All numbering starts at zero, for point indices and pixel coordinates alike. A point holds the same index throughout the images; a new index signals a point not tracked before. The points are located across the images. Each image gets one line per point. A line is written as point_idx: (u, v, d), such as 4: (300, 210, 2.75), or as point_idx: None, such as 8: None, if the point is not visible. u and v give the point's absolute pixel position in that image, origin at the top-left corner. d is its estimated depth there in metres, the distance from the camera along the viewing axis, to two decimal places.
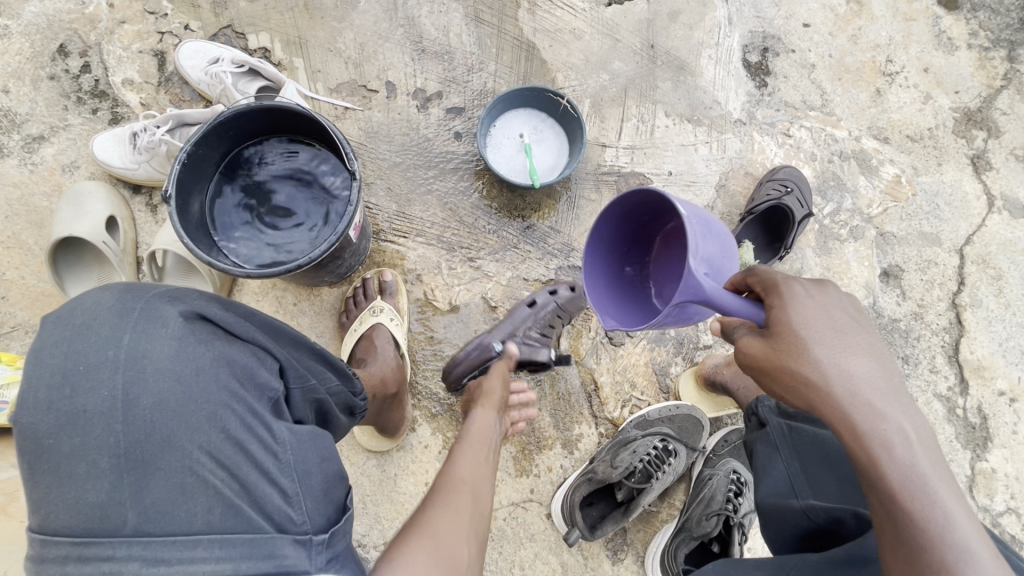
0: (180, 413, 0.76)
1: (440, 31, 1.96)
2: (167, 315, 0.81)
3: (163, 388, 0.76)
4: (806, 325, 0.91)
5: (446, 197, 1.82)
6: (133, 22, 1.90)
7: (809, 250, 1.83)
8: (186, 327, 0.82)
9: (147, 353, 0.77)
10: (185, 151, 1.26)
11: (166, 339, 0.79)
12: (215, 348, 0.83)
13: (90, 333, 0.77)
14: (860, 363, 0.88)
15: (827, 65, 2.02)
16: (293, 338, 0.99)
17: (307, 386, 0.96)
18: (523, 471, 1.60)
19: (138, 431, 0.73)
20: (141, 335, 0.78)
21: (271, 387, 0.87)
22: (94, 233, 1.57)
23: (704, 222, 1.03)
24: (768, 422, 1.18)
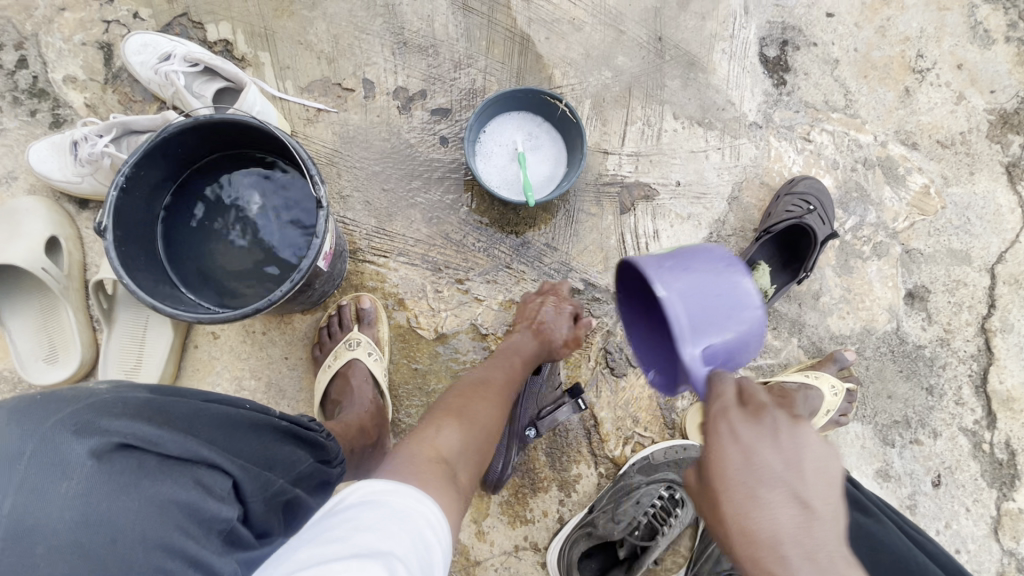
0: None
1: (423, 22, 1.75)
2: (74, 457, 0.66)
3: (66, 568, 0.63)
4: (734, 473, 0.76)
5: (432, 212, 1.64)
6: (74, 9, 1.68)
7: (828, 269, 1.68)
8: (98, 473, 0.66)
9: (42, 523, 0.63)
10: (123, 175, 1.07)
11: (67, 497, 0.64)
12: (139, 494, 0.68)
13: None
14: (785, 513, 0.73)
15: (851, 61, 1.83)
16: (252, 424, 0.88)
17: (267, 491, 0.84)
18: (516, 517, 1.48)
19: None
20: (32, 498, 0.63)
21: (220, 518, 0.75)
22: (32, 258, 1.39)
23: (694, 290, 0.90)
24: None
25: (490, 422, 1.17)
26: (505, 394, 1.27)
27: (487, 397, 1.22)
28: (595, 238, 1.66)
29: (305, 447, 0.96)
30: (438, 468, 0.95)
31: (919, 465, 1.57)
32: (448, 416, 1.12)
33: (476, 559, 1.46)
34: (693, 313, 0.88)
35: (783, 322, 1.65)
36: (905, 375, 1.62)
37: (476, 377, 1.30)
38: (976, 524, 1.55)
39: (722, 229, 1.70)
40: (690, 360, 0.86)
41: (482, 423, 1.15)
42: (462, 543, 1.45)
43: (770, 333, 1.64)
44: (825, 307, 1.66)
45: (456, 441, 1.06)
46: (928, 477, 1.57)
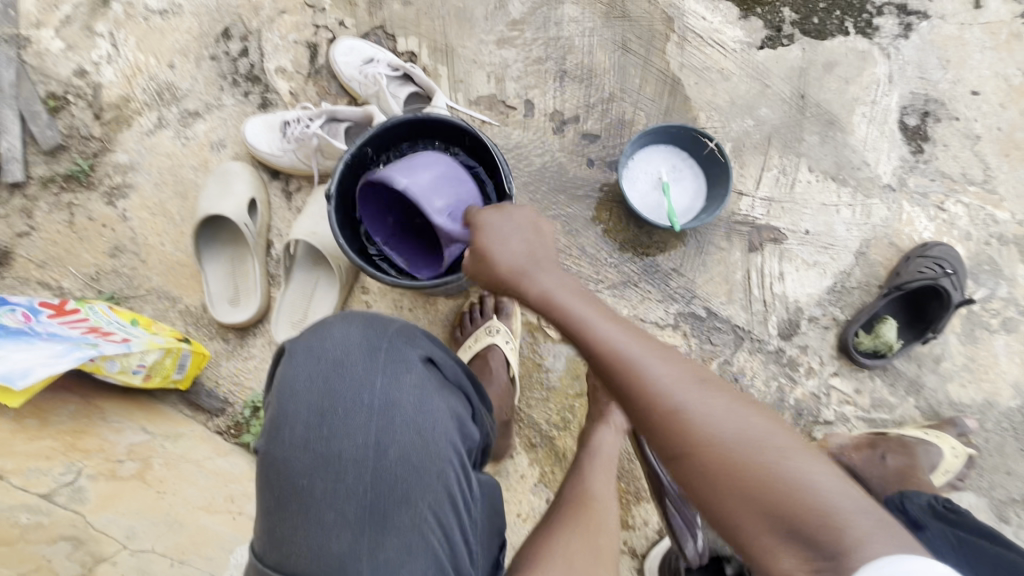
0: (419, 468, 0.91)
1: (584, 56, 1.93)
2: (411, 361, 0.99)
3: (405, 440, 0.92)
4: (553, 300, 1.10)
5: (571, 224, 1.79)
6: (292, 13, 1.97)
7: (953, 336, 1.69)
8: (422, 377, 0.98)
9: (395, 402, 0.93)
10: (350, 153, 1.30)
11: (409, 387, 0.96)
12: (440, 401, 0.98)
13: (348, 372, 0.93)
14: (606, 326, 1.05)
15: (993, 139, 1.87)
16: (474, 381, 1.14)
17: (485, 433, 1.11)
18: (618, 520, 1.55)
19: (385, 482, 0.89)
20: (391, 382, 0.95)
21: (472, 437, 1.03)
22: (237, 213, 1.64)
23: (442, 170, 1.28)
24: (928, 525, 1.12)
25: (586, 545, 1.08)
26: (604, 520, 1.16)
27: (583, 528, 1.11)
28: (721, 270, 1.75)
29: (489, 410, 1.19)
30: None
31: None
32: (546, 557, 1.03)
33: None
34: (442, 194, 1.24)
35: (901, 380, 1.66)
36: None
37: (574, 493, 1.22)
38: None
39: (847, 280, 1.75)
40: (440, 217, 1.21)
41: (588, 559, 1.06)
42: None
43: (886, 389, 1.66)
44: (945, 372, 1.67)
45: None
46: None
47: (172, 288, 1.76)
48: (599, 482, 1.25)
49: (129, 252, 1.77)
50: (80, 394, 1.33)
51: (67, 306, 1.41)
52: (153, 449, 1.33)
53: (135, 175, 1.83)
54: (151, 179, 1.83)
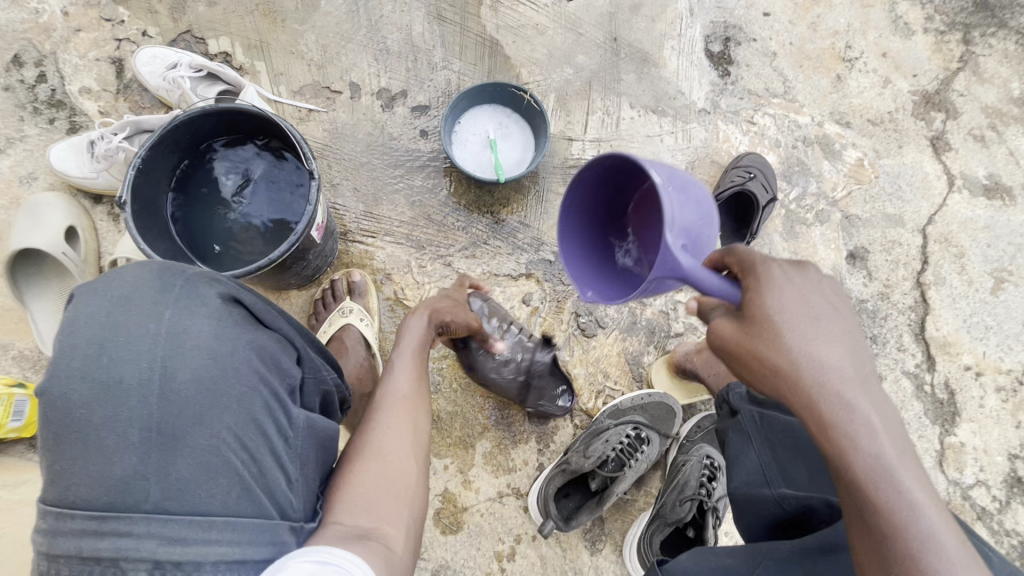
0: (214, 391, 0.88)
1: (403, 31, 1.96)
2: (208, 295, 0.95)
3: (196, 369, 0.87)
4: (781, 315, 0.86)
5: (414, 196, 1.82)
6: (89, 30, 1.87)
7: (776, 236, 1.86)
8: (222, 310, 0.95)
9: (186, 330, 0.89)
10: (139, 158, 1.24)
11: (204, 319, 0.92)
12: (241, 335, 0.95)
13: (134, 306, 0.88)
14: (830, 349, 0.85)
15: (787, 53, 2.05)
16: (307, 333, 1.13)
17: (317, 377, 1.08)
18: (499, 466, 1.60)
19: (172, 406, 0.84)
20: (183, 312, 0.91)
21: (291, 374, 1.00)
22: (53, 244, 1.54)
23: (693, 194, 0.98)
24: (740, 410, 1.26)
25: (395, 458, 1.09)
26: (420, 406, 1.21)
27: (398, 425, 1.15)
28: None
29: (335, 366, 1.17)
30: (358, 542, 0.93)
31: None
32: (339, 498, 1.02)
33: (463, 507, 1.56)
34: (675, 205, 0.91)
35: None
36: None
37: (386, 393, 1.21)
38: (922, 458, 1.68)
39: None
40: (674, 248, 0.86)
41: (387, 467, 1.08)
42: (450, 491, 1.57)
43: None
44: None
45: (357, 508, 1.00)
46: None
47: None
48: (399, 373, 1.24)
49: None
50: None
51: None
52: None
53: None
54: None
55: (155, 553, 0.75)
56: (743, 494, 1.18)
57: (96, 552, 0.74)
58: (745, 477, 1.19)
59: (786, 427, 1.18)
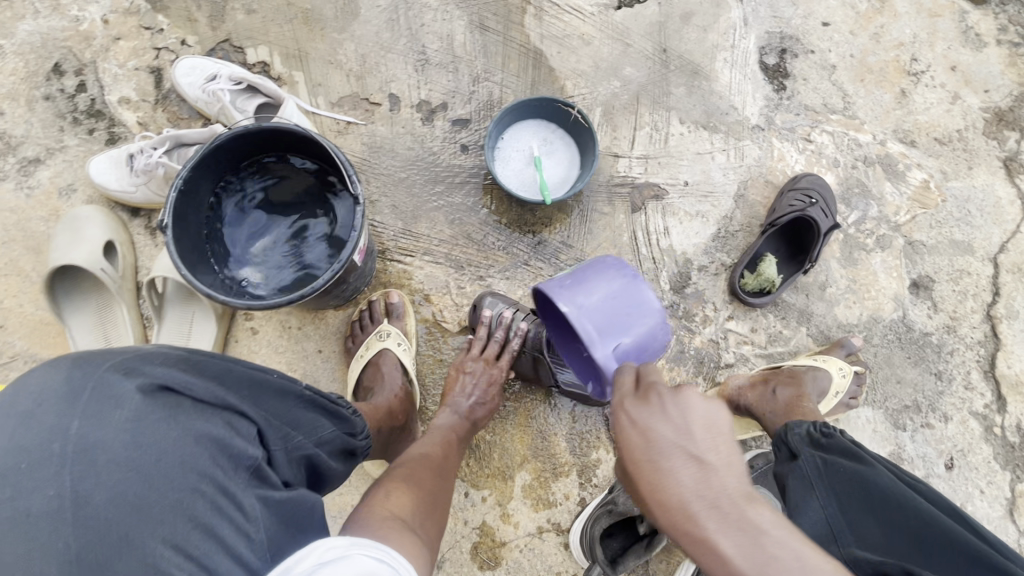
0: (139, 504, 0.71)
1: (443, 41, 1.89)
2: (123, 392, 0.75)
3: (119, 482, 0.71)
4: (637, 456, 0.85)
5: (454, 214, 1.76)
6: (128, 38, 1.85)
7: (834, 262, 1.75)
8: (146, 405, 0.76)
9: (100, 441, 0.71)
10: (181, 177, 1.20)
11: (122, 422, 0.73)
12: (177, 424, 0.78)
13: (35, 422, 0.71)
14: (685, 477, 0.80)
15: (848, 66, 1.93)
16: (276, 390, 0.97)
17: (287, 445, 0.94)
18: (539, 500, 1.54)
19: (90, 532, 0.67)
20: (92, 420, 0.72)
21: (248, 455, 0.84)
22: (91, 260, 1.52)
23: (617, 290, 1.12)
24: (799, 454, 1.17)
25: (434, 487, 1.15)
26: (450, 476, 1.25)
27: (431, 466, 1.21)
28: (608, 235, 1.76)
29: (329, 417, 1.06)
30: (398, 528, 0.95)
31: (931, 448, 1.61)
32: (377, 498, 1.04)
33: (502, 541, 1.50)
34: (597, 320, 1.09)
35: (792, 312, 1.71)
36: (913, 360, 1.67)
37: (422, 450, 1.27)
38: (991, 506, 1.57)
39: (730, 225, 1.78)
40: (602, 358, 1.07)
41: (426, 488, 1.13)
42: (488, 525, 1.51)
43: (779, 323, 1.71)
44: (831, 297, 1.73)
45: (401, 504, 1.03)
46: (941, 459, 1.60)
47: (39, 349, 1.62)
48: (427, 442, 1.31)
49: None
50: None
51: None
52: None
53: None
54: None
55: None
56: None
57: None
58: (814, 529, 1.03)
59: (851, 475, 1.07)
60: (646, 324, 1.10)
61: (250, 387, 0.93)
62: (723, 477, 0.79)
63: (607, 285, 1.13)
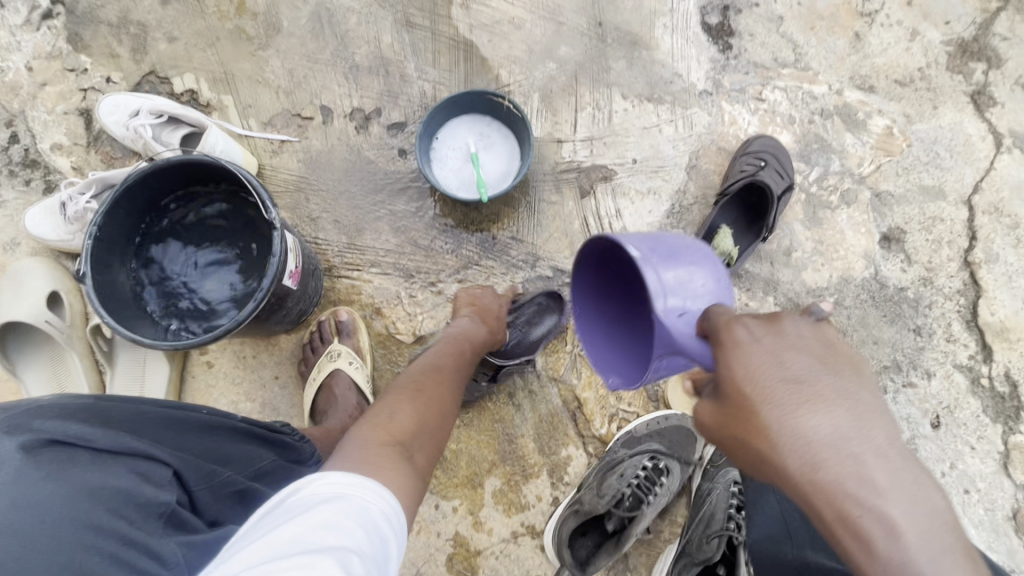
0: (23, 571, 0.63)
1: (371, 44, 1.83)
2: (2, 452, 0.67)
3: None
4: (756, 387, 0.76)
5: (398, 221, 1.71)
6: (54, 83, 1.82)
7: (796, 224, 1.67)
8: (28, 464, 0.67)
9: None
10: (93, 224, 1.17)
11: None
12: (66, 480, 0.69)
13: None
14: (830, 416, 0.73)
15: (796, 15, 1.83)
16: (204, 426, 0.90)
17: (215, 479, 0.86)
18: (511, 504, 1.51)
19: None
20: None
21: (160, 501, 0.75)
22: (36, 313, 1.51)
23: (704, 252, 0.91)
24: None
25: (442, 406, 1.10)
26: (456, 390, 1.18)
27: (439, 380, 1.16)
28: (558, 225, 1.70)
29: (268, 446, 0.99)
30: (386, 451, 0.92)
31: (915, 408, 1.53)
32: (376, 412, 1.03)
33: (477, 550, 1.48)
34: (673, 276, 0.86)
35: (757, 282, 1.64)
36: (890, 319, 1.59)
37: (429, 363, 1.22)
38: (983, 462, 1.50)
39: (685, 198, 1.71)
40: (665, 317, 0.83)
41: (438, 404, 1.10)
42: (461, 535, 1.49)
43: (745, 295, 1.63)
44: (797, 262, 1.65)
45: (403, 419, 1.01)
46: (926, 419, 1.53)
47: None
48: (438, 356, 1.25)
49: None
50: None
51: None
52: None
53: None
54: None
55: None
56: (762, 549, 1.13)
57: None
58: (765, 530, 1.15)
59: None
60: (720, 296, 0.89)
61: (172, 428, 0.85)
62: (872, 418, 0.73)
63: (687, 251, 0.91)
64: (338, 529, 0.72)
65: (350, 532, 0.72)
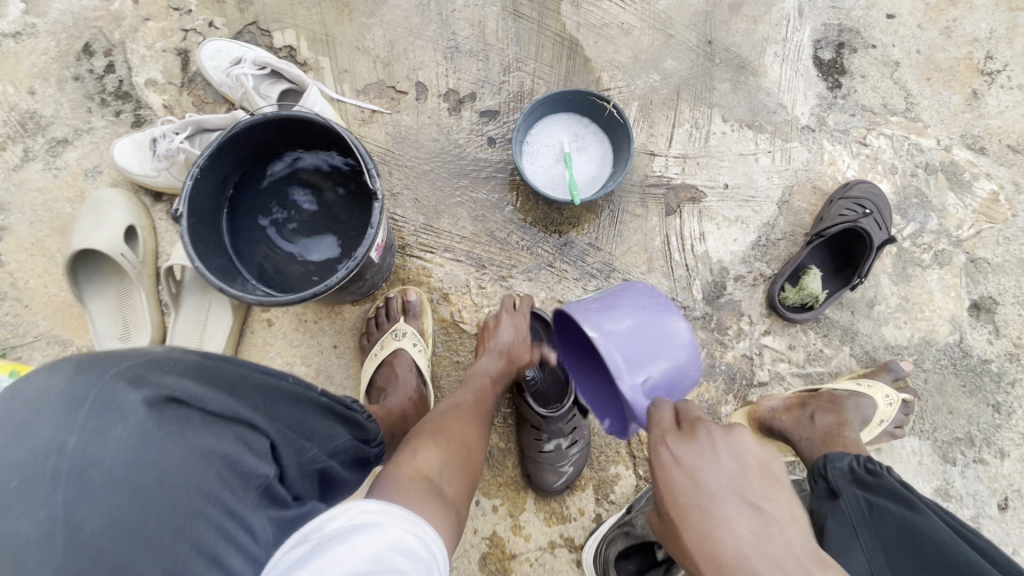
0: (141, 531, 0.62)
1: (475, 27, 1.80)
2: (129, 404, 0.66)
3: (115, 508, 0.62)
4: (678, 502, 0.77)
5: (477, 210, 1.69)
6: (157, 19, 1.82)
7: (884, 277, 1.61)
8: (152, 419, 0.67)
9: (98, 460, 0.63)
10: (198, 166, 1.15)
11: (123, 438, 0.64)
12: (183, 441, 0.69)
13: (30, 435, 0.62)
14: (742, 535, 0.72)
15: (913, 63, 1.77)
16: (292, 395, 0.89)
17: (302, 460, 0.85)
18: (553, 514, 1.47)
19: (83, 562, 0.59)
20: (91, 436, 0.63)
21: (258, 474, 0.76)
22: (112, 244, 1.51)
23: (654, 317, 1.03)
24: (841, 493, 1.03)
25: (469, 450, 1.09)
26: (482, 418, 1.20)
27: (463, 419, 1.15)
28: (639, 239, 1.66)
29: (343, 424, 0.98)
30: (426, 489, 0.90)
31: (983, 485, 1.48)
32: (405, 457, 0.99)
33: (512, 554, 1.45)
34: (629, 349, 0.99)
35: (835, 330, 1.59)
36: (969, 390, 1.53)
37: (450, 402, 1.22)
38: None
39: (772, 233, 1.66)
40: (631, 391, 0.96)
41: (464, 443, 1.09)
42: (498, 536, 1.45)
43: (820, 341, 1.59)
44: (879, 316, 1.59)
45: (438, 463, 0.99)
46: (993, 499, 1.47)
47: (61, 331, 1.63)
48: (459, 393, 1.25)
49: (10, 298, 1.64)
50: None
51: None
52: None
53: (8, 216, 1.69)
54: (25, 218, 1.69)
55: None
56: None
57: None
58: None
59: (902, 524, 0.93)
60: (679, 357, 1.00)
61: (265, 395, 0.85)
62: (783, 532, 0.72)
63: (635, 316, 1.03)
64: (381, 558, 0.67)
65: (390, 562, 0.68)
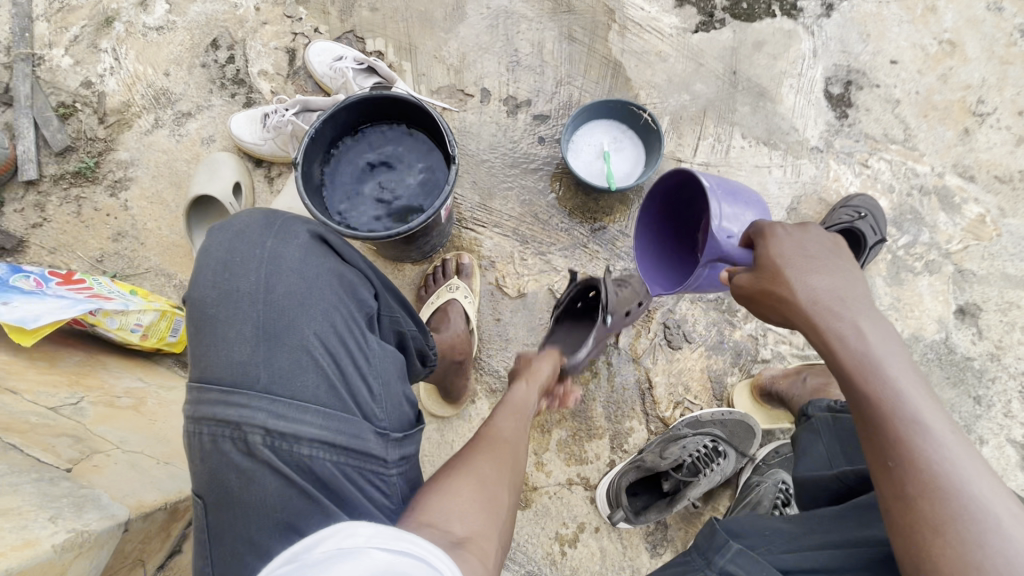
0: (305, 304, 0.92)
1: (535, 47, 2.14)
2: (300, 231, 0.99)
3: (290, 289, 0.93)
4: (783, 257, 0.98)
5: (525, 195, 1.97)
6: (273, 24, 2.20)
7: (879, 279, 1.83)
8: (313, 243, 0.99)
9: (283, 256, 0.95)
10: (315, 127, 1.46)
11: (297, 248, 0.97)
12: (329, 261, 0.98)
13: (246, 237, 0.96)
14: (821, 282, 0.94)
15: (913, 101, 2.03)
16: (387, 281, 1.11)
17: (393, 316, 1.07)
18: (571, 455, 1.67)
19: (272, 312, 0.90)
20: (280, 242, 0.96)
21: (368, 304, 1.01)
22: (224, 195, 1.83)
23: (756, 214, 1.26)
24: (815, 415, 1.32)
25: (499, 471, 1.02)
26: (514, 455, 1.10)
27: (496, 458, 1.05)
28: None
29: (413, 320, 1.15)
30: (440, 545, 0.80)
31: None
32: (425, 502, 0.90)
33: (533, 486, 1.65)
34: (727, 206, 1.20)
35: None
36: (952, 382, 1.72)
37: (486, 432, 1.14)
38: None
39: None
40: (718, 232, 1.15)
41: (490, 485, 0.98)
42: None
43: None
44: None
45: (459, 516, 0.88)
46: None
47: (169, 266, 1.95)
48: (502, 424, 1.18)
49: (130, 236, 1.97)
50: (81, 347, 1.48)
51: (73, 277, 1.58)
52: (147, 392, 1.45)
53: (135, 170, 2.03)
54: (149, 173, 2.04)
55: (265, 423, 0.82)
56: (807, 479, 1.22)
57: (225, 416, 0.83)
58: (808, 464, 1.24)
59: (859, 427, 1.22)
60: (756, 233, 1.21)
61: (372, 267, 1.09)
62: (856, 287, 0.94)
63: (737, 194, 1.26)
64: None
65: None
